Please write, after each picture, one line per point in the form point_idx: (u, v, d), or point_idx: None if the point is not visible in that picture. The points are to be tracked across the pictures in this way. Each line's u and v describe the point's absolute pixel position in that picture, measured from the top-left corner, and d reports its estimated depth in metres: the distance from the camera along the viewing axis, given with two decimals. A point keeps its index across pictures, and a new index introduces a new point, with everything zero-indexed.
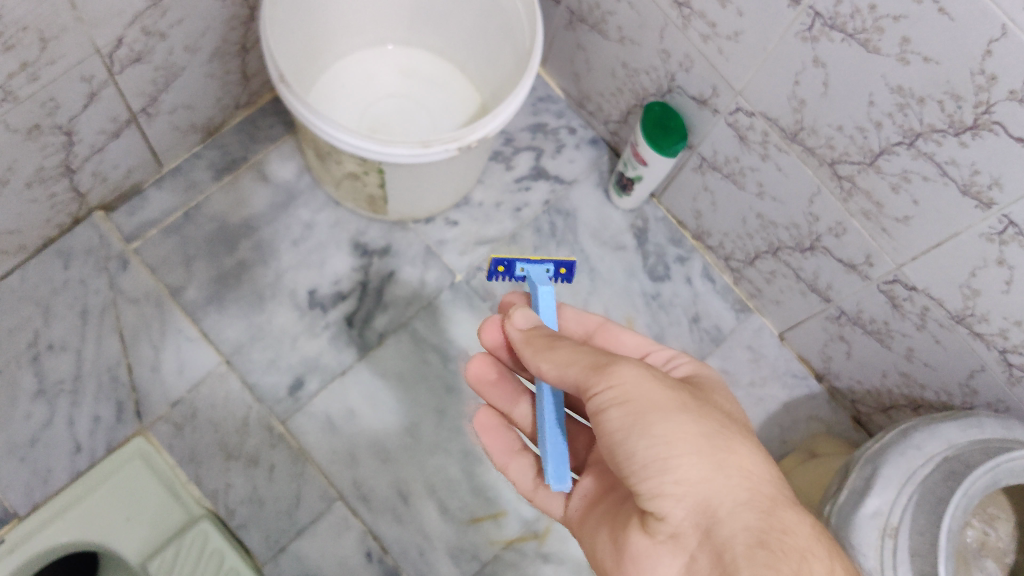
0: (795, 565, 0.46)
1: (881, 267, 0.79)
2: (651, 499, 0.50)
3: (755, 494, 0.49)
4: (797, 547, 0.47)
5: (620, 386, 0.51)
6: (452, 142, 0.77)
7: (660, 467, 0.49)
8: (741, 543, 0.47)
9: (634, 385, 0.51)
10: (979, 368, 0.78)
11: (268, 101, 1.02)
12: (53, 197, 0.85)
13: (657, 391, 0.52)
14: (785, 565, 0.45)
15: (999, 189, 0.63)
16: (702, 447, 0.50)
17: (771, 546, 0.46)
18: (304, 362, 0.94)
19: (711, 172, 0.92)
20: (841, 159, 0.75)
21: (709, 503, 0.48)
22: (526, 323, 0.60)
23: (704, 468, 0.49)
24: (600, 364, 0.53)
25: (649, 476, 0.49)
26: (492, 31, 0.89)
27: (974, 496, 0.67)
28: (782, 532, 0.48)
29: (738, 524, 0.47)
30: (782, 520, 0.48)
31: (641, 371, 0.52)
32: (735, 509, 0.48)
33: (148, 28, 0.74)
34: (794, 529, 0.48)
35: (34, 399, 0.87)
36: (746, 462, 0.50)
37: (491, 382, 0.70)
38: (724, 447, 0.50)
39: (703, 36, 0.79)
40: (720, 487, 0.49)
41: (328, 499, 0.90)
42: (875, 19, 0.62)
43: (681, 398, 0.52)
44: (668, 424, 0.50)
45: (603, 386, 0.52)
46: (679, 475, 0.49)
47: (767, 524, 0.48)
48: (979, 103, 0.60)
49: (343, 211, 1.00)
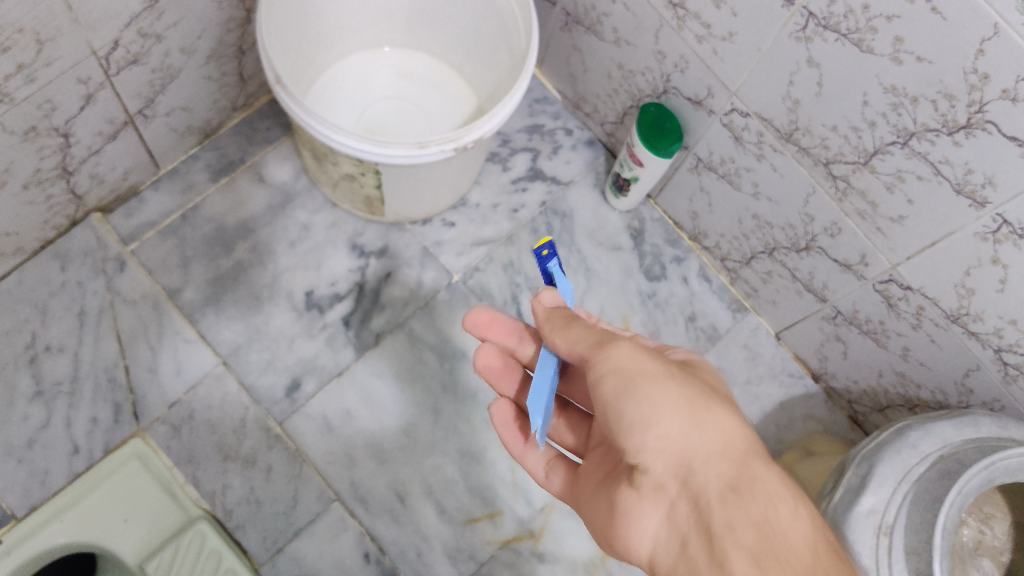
0: (764, 508, 0.47)
1: (876, 267, 0.80)
2: (635, 454, 0.51)
3: (731, 445, 0.50)
4: (771, 491, 0.48)
5: (613, 355, 0.53)
6: (449, 143, 0.77)
7: (643, 424, 0.50)
8: (715, 490, 0.48)
9: (626, 356, 0.53)
10: (975, 367, 0.78)
11: (265, 103, 1.02)
12: (51, 199, 0.85)
13: (647, 360, 0.53)
14: (753, 508, 0.47)
15: (992, 188, 0.64)
16: (683, 405, 0.51)
17: (741, 491, 0.48)
18: (301, 363, 0.94)
19: (707, 173, 0.92)
20: (836, 159, 0.75)
21: (689, 455, 0.50)
22: (553, 303, 0.61)
23: (684, 424, 0.50)
24: (598, 339, 0.55)
25: (634, 433, 0.51)
26: (488, 33, 0.90)
27: (969, 494, 0.67)
28: (757, 478, 0.49)
29: (712, 473, 0.49)
30: (756, 467, 0.49)
31: (632, 344, 0.54)
32: (711, 459, 0.49)
33: (144, 30, 0.74)
34: (770, 475, 0.50)
35: (31, 401, 0.87)
36: (725, 419, 0.51)
37: (498, 372, 0.71)
38: (704, 405, 0.51)
39: (697, 37, 0.79)
40: (698, 441, 0.50)
41: (325, 500, 0.90)
42: (868, 19, 0.63)
43: (668, 367, 0.54)
44: (653, 386, 0.51)
45: (600, 356, 0.53)
46: (660, 430, 0.50)
47: (742, 472, 0.49)
48: (972, 102, 0.60)
49: (340, 212, 1.00)
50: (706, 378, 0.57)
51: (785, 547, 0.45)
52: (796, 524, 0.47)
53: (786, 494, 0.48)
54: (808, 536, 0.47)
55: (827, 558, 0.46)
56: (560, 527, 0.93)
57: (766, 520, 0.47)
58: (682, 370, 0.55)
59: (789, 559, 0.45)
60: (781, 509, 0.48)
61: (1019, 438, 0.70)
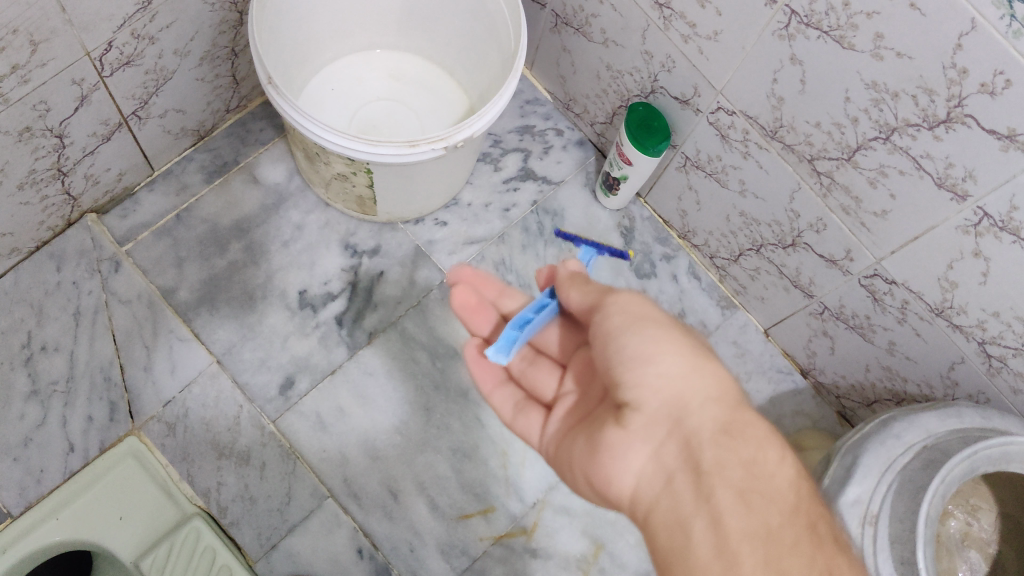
0: (754, 451, 0.49)
1: (861, 261, 0.81)
2: (630, 390, 0.51)
3: (726, 392, 0.52)
4: (759, 436, 0.50)
5: (623, 300, 0.55)
6: (439, 142, 0.78)
7: (646, 360, 0.51)
8: (709, 430, 0.50)
9: (635, 302, 0.55)
10: (959, 360, 0.79)
11: (258, 105, 1.03)
12: (45, 200, 0.86)
13: (653, 307, 0.55)
14: (744, 449, 0.49)
15: (973, 181, 0.65)
16: (682, 348, 0.52)
17: (734, 433, 0.50)
18: (294, 361, 0.95)
19: (695, 171, 0.93)
20: (820, 155, 0.76)
21: (684, 397, 0.51)
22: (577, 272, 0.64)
23: (684, 365, 0.51)
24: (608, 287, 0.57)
25: (632, 368, 0.52)
26: (478, 34, 0.91)
27: (951, 483, 0.67)
28: (747, 424, 0.51)
29: (707, 416, 0.50)
30: (747, 416, 0.51)
31: (640, 294, 0.56)
32: (707, 403, 0.51)
33: (137, 32, 0.75)
34: (758, 422, 0.52)
35: (27, 400, 0.88)
36: (721, 370, 0.53)
37: (472, 309, 0.73)
38: (703, 353, 0.53)
39: (683, 36, 0.80)
40: (696, 385, 0.51)
41: (318, 497, 0.91)
42: (848, 16, 0.64)
43: (672, 317, 0.55)
44: (658, 328, 0.53)
45: (613, 299, 0.55)
46: (662, 368, 0.51)
47: (733, 417, 0.51)
48: (951, 97, 0.61)
49: (333, 212, 1.01)
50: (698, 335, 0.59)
51: (770, 488, 0.48)
52: (781, 469, 0.49)
53: (773, 440, 0.51)
54: (792, 481, 0.49)
55: (808, 504, 0.49)
56: (552, 522, 0.94)
57: (754, 462, 0.49)
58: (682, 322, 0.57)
59: (774, 499, 0.47)
60: (768, 453, 0.50)
61: (1002, 429, 0.71)
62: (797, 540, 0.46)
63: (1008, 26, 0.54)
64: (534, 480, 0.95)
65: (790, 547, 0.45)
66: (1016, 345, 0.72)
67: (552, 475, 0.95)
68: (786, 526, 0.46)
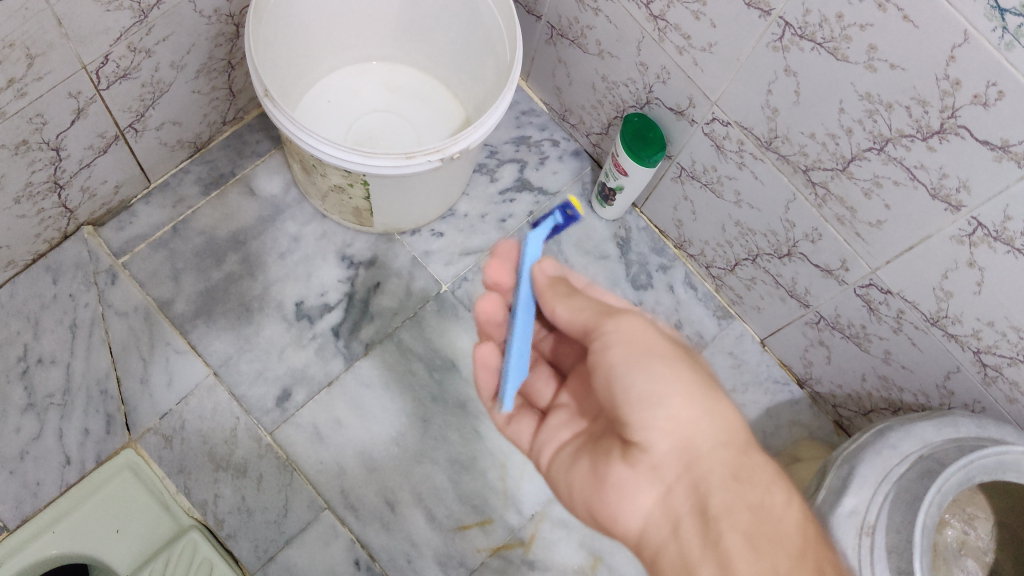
0: (761, 495, 0.49)
1: (857, 272, 0.81)
2: (639, 430, 0.51)
3: (735, 434, 0.52)
4: (766, 479, 0.50)
5: (626, 331, 0.54)
6: (435, 154, 0.78)
7: (654, 402, 0.51)
8: (718, 475, 0.50)
9: (641, 333, 0.54)
10: (955, 369, 0.79)
11: (255, 117, 1.04)
12: (42, 212, 0.87)
13: (658, 338, 0.54)
14: (752, 495, 0.49)
15: (967, 191, 0.65)
16: (692, 390, 0.51)
17: (742, 479, 0.50)
18: (291, 373, 0.95)
19: (691, 182, 0.94)
20: (815, 166, 0.76)
21: (693, 440, 0.50)
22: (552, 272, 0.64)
23: (694, 409, 0.51)
24: (608, 313, 0.56)
25: (641, 410, 0.51)
26: (473, 47, 0.91)
27: (947, 493, 0.67)
28: (756, 466, 0.51)
29: (717, 460, 0.50)
30: (755, 457, 0.51)
31: (646, 320, 0.55)
32: (716, 447, 0.50)
33: (134, 45, 0.75)
34: (766, 464, 0.51)
35: (23, 412, 0.88)
36: (729, 409, 0.52)
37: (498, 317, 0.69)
38: (712, 393, 0.52)
39: (678, 48, 0.81)
40: (707, 428, 0.51)
41: (316, 509, 0.91)
42: (842, 28, 0.64)
43: (680, 350, 0.54)
44: (666, 366, 0.52)
45: (614, 329, 0.54)
46: (671, 412, 0.50)
47: (742, 461, 0.50)
48: (944, 108, 0.62)
49: (330, 223, 1.01)
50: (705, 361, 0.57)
51: (779, 534, 0.48)
52: (788, 512, 0.50)
53: (780, 482, 0.51)
54: (799, 523, 0.50)
55: (815, 548, 0.49)
56: (550, 534, 0.93)
57: (762, 507, 0.49)
58: (687, 350, 0.56)
59: (783, 545, 0.48)
60: (775, 496, 0.50)
61: (998, 438, 0.72)
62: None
63: (1001, 38, 0.55)
64: (532, 492, 0.95)
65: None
66: (1012, 355, 0.72)
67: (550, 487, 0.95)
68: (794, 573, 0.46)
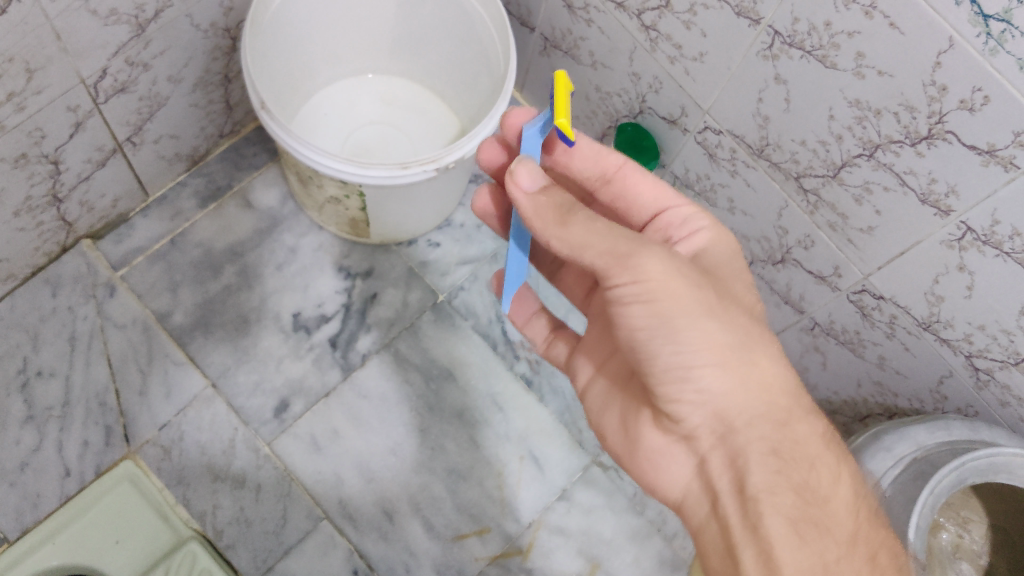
0: (805, 474, 0.52)
1: (850, 277, 0.81)
2: (671, 401, 0.53)
3: (773, 405, 0.52)
4: (807, 455, 0.52)
5: (645, 281, 0.49)
6: (430, 164, 0.79)
7: (682, 376, 0.51)
8: (756, 451, 0.52)
9: (663, 282, 0.50)
10: (947, 374, 0.79)
11: (252, 130, 1.05)
12: (42, 225, 0.87)
13: (683, 287, 0.50)
14: (795, 475, 0.51)
15: (955, 196, 0.65)
16: (723, 358, 0.51)
17: (784, 457, 0.52)
18: (289, 384, 0.95)
19: (684, 189, 0.96)
20: (806, 172, 0.77)
21: (726, 413, 0.52)
22: (531, 182, 0.54)
23: (728, 381, 0.51)
24: (621, 255, 0.50)
25: (670, 381, 0.52)
26: (468, 59, 0.92)
27: (941, 494, 0.68)
28: (795, 441, 0.52)
29: (754, 436, 0.52)
30: (796, 429, 0.53)
31: (670, 254, 0.51)
32: (754, 421, 0.52)
33: (131, 59, 0.76)
34: (807, 437, 0.53)
35: (23, 425, 0.88)
36: (768, 371, 0.53)
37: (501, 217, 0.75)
38: (745, 355, 0.52)
39: (670, 58, 0.82)
40: (740, 403, 0.52)
41: (314, 519, 0.91)
42: (830, 35, 0.65)
43: (709, 299, 0.51)
44: (695, 328, 0.50)
45: (630, 282, 0.50)
46: (701, 387, 0.51)
47: (780, 436, 0.52)
48: (932, 114, 0.62)
49: (327, 235, 1.02)
50: (740, 298, 0.55)
51: (825, 517, 0.51)
52: (837, 491, 0.52)
53: (824, 457, 0.53)
54: (848, 502, 0.52)
55: (867, 532, 0.53)
56: (547, 542, 0.94)
57: (807, 487, 0.51)
58: (718, 290, 0.53)
59: (830, 530, 0.51)
60: (819, 473, 0.52)
61: (990, 440, 0.72)
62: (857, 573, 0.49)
63: (985, 43, 0.55)
64: (529, 500, 0.95)
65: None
66: (1003, 358, 0.72)
67: (547, 496, 0.95)
68: (843, 561, 0.49)
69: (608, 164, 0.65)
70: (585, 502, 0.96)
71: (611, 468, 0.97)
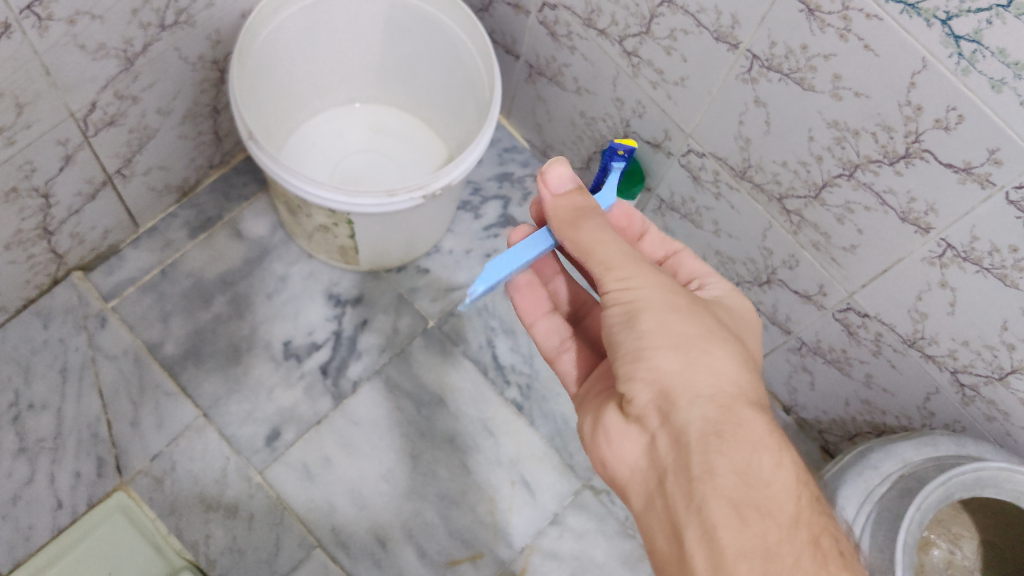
0: (747, 456, 0.47)
1: (834, 295, 0.82)
2: (626, 382, 0.52)
3: (721, 388, 0.50)
4: (750, 438, 0.48)
5: (628, 288, 0.54)
6: (417, 191, 0.79)
7: (640, 357, 0.52)
8: (697, 429, 0.48)
9: (639, 286, 0.54)
10: (934, 391, 0.80)
11: (242, 160, 1.06)
12: (32, 258, 0.88)
13: (661, 292, 0.54)
14: (736, 454, 0.47)
15: (934, 214, 0.66)
16: (677, 343, 0.52)
17: (725, 436, 0.48)
18: (280, 412, 0.96)
19: (671, 213, 0.97)
20: (788, 194, 0.78)
21: (671, 390, 0.50)
22: (560, 183, 0.61)
23: (680, 362, 0.51)
24: (613, 267, 0.55)
25: (629, 362, 0.52)
26: (454, 86, 0.93)
27: (927, 510, 0.68)
28: (738, 425, 0.49)
29: (696, 413, 0.49)
30: (742, 415, 0.49)
31: (656, 272, 0.56)
32: (697, 400, 0.49)
33: (120, 92, 0.77)
34: (753, 422, 0.49)
35: (15, 457, 0.89)
36: (722, 361, 0.51)
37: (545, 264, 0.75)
38: (701, 345, 0.52)
39: (652, 83, 0.84)
40: (689, 381, 0.50)
41: (307, 547, 0.91)
42: (807, 58, 0.66)
43: (677, 300, 0.54)
44: (655, 319, 0.53)
45: (614, 286, 0.55)
46: (653, 365, 0.51)
47: (724, 416, 0.49)
48: (909, 133, 0.63)
49: (316, 264, 1.03)
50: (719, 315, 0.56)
51: (768, 499, 0.46)
52: (781, 476, 0.48)
53: (771, 442, 0.48)
54: (791, 488, 0.47)
55: (810, 517, 0.47)
56: (541, 567, 0.94)
57: (749, 470, 0.47)
58: (690, 300, 0.55)
59: (772, 513, 0.46)
60: (762, 457, 0.48)
61: (977, 455, 0.73)
62: (798, 558, 0.44)
63: (957, 63, 0.57)
64: (522, 526, 0.95)
65: (790, 569, 0.44)
66: (988, 373, 0.73)
67: (540, 521, 0.96)
68: (784, 544, 0.45)
69: (668, 248, 0.71)
70: (577, 526, 0.96)
71: (603, 491, 0.98)
